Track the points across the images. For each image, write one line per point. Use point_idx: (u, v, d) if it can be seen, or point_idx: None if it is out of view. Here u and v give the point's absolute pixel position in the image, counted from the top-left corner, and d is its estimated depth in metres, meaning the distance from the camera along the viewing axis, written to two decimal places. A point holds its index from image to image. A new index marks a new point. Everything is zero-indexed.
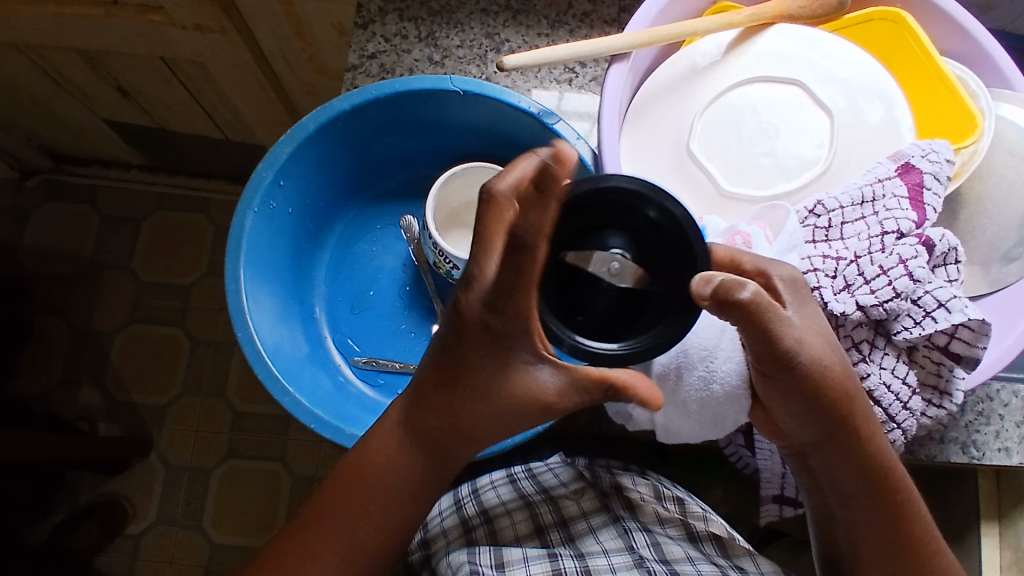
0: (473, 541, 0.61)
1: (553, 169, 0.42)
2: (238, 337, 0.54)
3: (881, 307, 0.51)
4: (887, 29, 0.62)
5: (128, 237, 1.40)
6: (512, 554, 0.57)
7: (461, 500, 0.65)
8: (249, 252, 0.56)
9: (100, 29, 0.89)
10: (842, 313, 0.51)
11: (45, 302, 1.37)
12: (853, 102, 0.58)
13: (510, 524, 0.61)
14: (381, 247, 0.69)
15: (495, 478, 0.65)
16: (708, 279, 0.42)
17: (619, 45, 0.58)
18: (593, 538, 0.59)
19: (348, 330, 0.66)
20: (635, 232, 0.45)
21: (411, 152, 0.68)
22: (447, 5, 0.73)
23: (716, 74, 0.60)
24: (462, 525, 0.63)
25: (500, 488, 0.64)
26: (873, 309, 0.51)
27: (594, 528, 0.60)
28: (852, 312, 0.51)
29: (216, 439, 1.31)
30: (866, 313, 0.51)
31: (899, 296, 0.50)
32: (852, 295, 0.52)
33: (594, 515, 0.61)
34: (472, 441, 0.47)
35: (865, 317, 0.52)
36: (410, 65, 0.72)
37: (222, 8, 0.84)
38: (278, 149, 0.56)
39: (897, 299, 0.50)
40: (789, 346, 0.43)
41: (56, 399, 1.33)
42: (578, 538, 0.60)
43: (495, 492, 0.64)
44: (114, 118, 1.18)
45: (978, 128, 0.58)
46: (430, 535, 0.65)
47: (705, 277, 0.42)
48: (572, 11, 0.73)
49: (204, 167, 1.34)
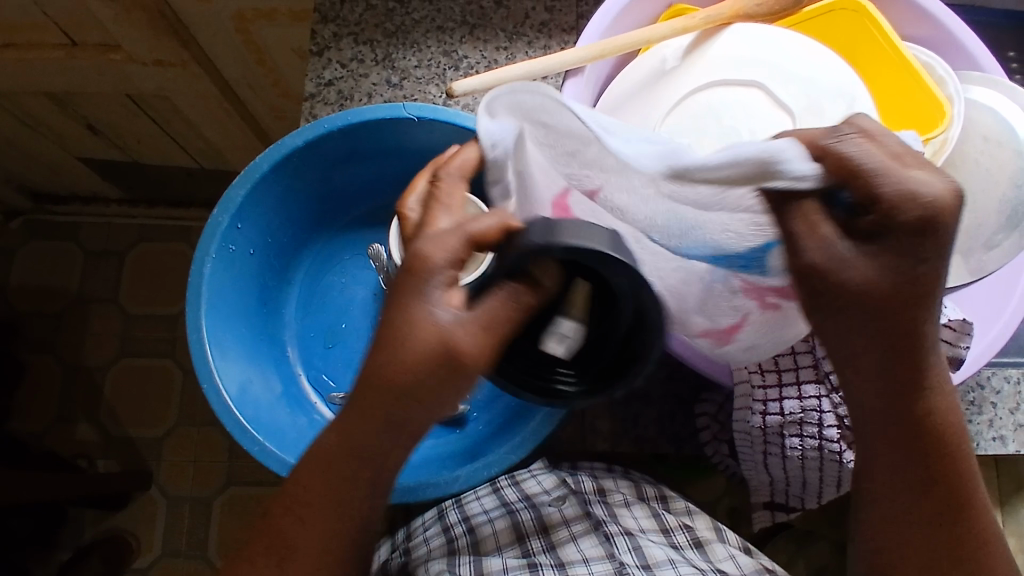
0: (455, 551, 0.60)
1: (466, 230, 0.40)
2: (204, 388, 0.53)
3: None
4: (848, 19, 0.61)
5: (114, 272, 1.39)
6: (492, 566, 0.56)
7: (447, 510, 0.65)
8: (211, 298, 0.55)
9: (62, 70, 0.88)
10: None
11: (35, 343, 1.37)
12: (813, 97, 0.56)
13: (491, 533, 0.60)
14: (349, 278, 0.68)
15: (479, 489, 0.65)
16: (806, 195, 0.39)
17: (574, 60, 0.57)
18: (574, 545, 0.58)
19: (323, 365, 0.65)
20: (599, 297, 0.45)
21: (374, 181, 0.66)
22: (403, 25, 0.72)
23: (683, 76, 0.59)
24: (446, 532, 0.62)
25: (483, 497, 0.64)
26: None
27: (575, 534, 0.59)
28: None
29: (213, 468, 1.30)
30: None
31: None
32: None
33: (575, 521, 0.60)
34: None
35: None
36: (368, 89, 0.71)
37: (180, 42, 0.83)
38: (232, 192, 0.55)
39: None
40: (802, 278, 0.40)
41: (53, 438, 1.32)
42: (559, 545, 0.59)
43: (478, 502, 0.64)
44: (88, 155, 1.17)
45: (946, 117, 0.56)
46: (414, 543, 0.64)
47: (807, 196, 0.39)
48: (529, 22, 0.72)
49: (183, 195, 1.33)
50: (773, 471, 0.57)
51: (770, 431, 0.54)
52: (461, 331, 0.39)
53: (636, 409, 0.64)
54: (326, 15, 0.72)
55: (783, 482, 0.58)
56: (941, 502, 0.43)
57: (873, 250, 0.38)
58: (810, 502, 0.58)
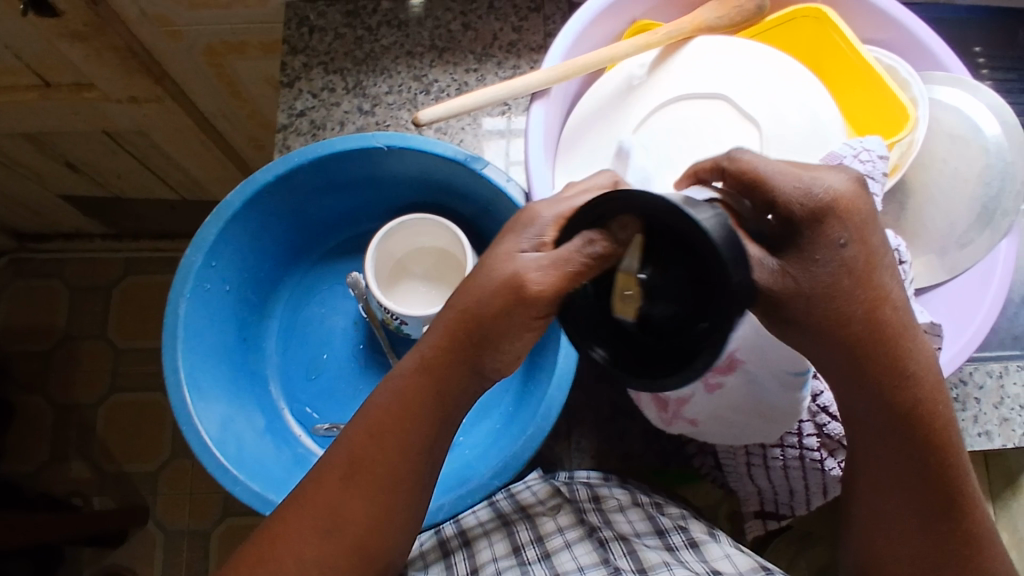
0: (451, 567, 0.58)
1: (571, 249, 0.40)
2: (182, 429, 0.53)
3: None
4: (809, 27, 0.61)
5: (101, 307, 1.38)
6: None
7: (440, 525, 0.62)
8: (187, 337, 0.55)
9: (39, 111, 0.88)
10: None
11: (25, 383, 1.36)
12: (775, 106, 0.57)
13: (487, 545, 0.59)
14: (329, 308, 0.68)
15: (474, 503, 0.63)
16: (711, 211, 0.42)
17: (539, 82, 0.57)
18: (568, 553, 0.57)
19: (305, 398, 0.65)
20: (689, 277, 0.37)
21: (350, 210, 0.67)
22: (372, 52, 0.72)
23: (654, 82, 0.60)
24: (440, 548, 0.60)
25: (478, 509, 0.61)
26: None
27: (569, 541, 0.57)
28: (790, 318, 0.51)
29: (208, 501, 1.29)
30: None
31: None
32: None
33: (569, 529, 0.58)
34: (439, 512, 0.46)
35: None
36: (340, 117, 0.71)
37: (154, 79, 0.83)
38: (205, 231, 0.55)
39: None
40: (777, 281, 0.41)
41: (47, 478, 1.31)
42: (553, 553, 0.57)
43: (473, 514, 0.61)
44: (70, 193, 1.17)
45: (910, 119, 0.57)
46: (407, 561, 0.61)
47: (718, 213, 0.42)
48: (498, 43, 0.73)
49: (168, 227, 1.34)
50: (760, 482, 0.57)
51: (750, 443, 0.55)
52: (533, 266, 0.41)
53: (621, 426, 0.65)
54: (295, 46, 0.72)
55: (770, 492, 0.58)
56: (927, 495, 0.45)
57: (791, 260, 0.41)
58: (800, 508, 0.58)
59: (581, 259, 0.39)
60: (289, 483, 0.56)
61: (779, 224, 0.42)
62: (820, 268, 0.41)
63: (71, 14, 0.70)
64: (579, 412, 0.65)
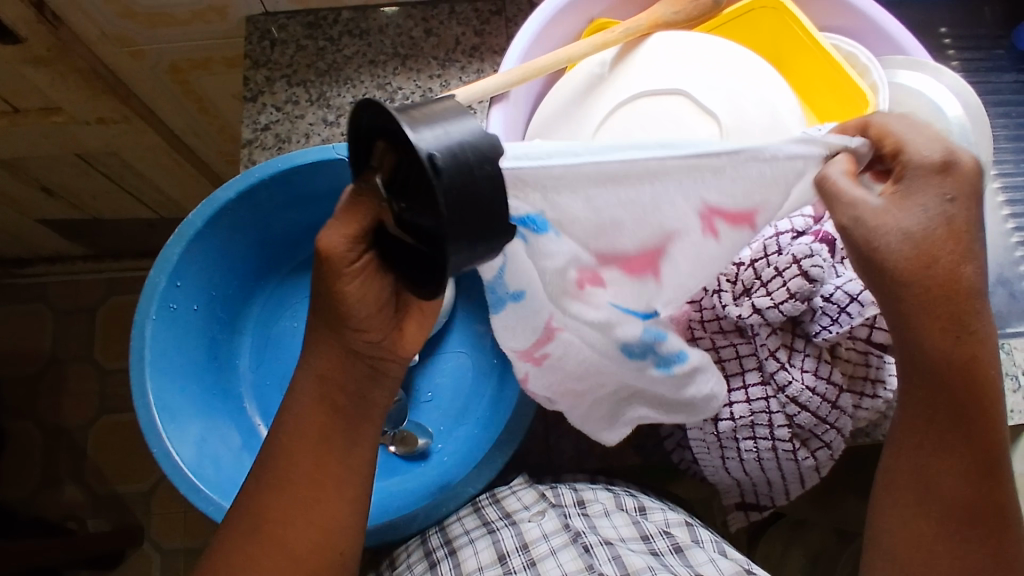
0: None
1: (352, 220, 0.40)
2: (156, 455, 0.52)
3: (778, 310, 0.49)
4: (768, 17, 0.62)
5: (86, 329, 1.38)
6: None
7: (426, 533, 0.62)
8: (154, 358, 0.55)
9: (7, 136, 0.88)
10: (742, 317, 0.51)
11: (13, 409, 1.35)
12: (734, 98, 0.56)
13: (472, 553, 0.58)
14: (302, 321, 0.67)
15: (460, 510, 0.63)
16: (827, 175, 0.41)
17: (496, 88, 0.56)
18: (554, 560, 0.57)
19: (282, 412, 0.65)
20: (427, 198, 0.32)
21: (319, 221, 0.67)
22: (335, 62, 0.72)
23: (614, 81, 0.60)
24: (427, 558, 0.60)
25: (463, 516, 0.61)
26: (770, 311, 0.49)
27: (554, 548, 0.57)
28: (750, 315, 0.51)
29: (202, 520, 1.28)
30: (766, 316, 0.50)
31: (796, 297, 0.48)
32: (751, 298, 0.50)
33: (554, 535, 0.58)
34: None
35: (769, 321, 0.50)
36: (305, 129, 0.71)
37: (119, 98, 0.83)
38: (168, 252, 0.54)
39: (794, 300, 0.49)
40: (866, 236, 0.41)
41: (40, 503, 1.31)
42: (539, 561, 0.57)
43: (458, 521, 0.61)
44: (47, 217, 1.16)
45: (869, 105, 0.57)
46: (394, 570, 0.61)
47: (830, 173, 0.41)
48: (461, 48, 0.72)
49: (150, 246, 1.33)
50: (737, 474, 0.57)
51: (724, 435, 0.55)
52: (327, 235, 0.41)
53: None
54: (257, 60, 0.72)
55: (748, 484, 0.58)
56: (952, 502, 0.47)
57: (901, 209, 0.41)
58: (779, 499, 0.58)
59: (363, 199, 0.40)
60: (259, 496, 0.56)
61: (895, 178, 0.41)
62: (923, 211, 0.40)
63: (29, 38, 0.70)
64: (557, 413, 0.65)
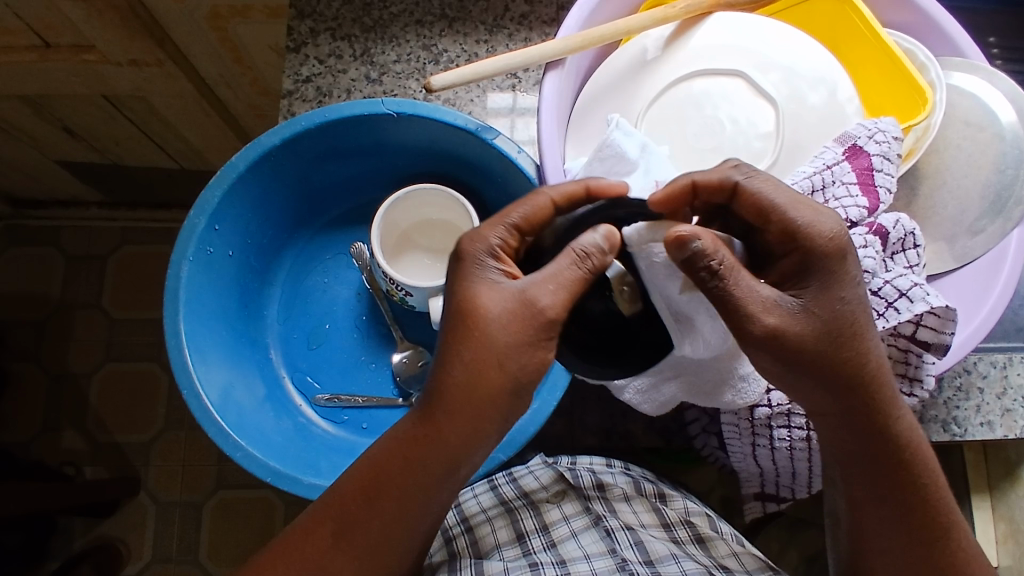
0: (454, 553, 0.59)
1: (583, 246, 0.43)
2: (184, 394, 0.52)
3: None
4: (827, 7, 0.60)
5: (96, 276, 1.37)
6: (492, 567, 0.55)
7: (442, 512, 0.63)
8: (188, 301, 0.54)
9: (38, 73, 0.86)
10: None
11: (18, 350, 1.35)
12: (793, 84, 0.56)
13: (490, 532, 0.59)
14: (332, 278, 0.67)
15: (476, 487, 0.63)
16: (681, 241, 0.41)
17: (553, 52, 0.56)
18: (575, 542, 0.56)
19: (307, 367, 0.65)
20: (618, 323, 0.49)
21: (356, 178, 0.66)
22: (381, 19, 0.71)
23: (670, 57, 0.58)
24: (444, 536, 0.61)
25: (481, 495, 0.62)
26: None
27: (575, 531, 0.57)
28: None
29: (203, 474, 1.28)
30: None
31: None
32: None
33: (575, 517, 0.58)
34: (444, 478, 0.45)
35: None
36: (347, 85, 0.70)
37: (155, 42, 0.82)
38: (208, 193, 0.54)
39: None
40: (768, 332, 0.41)
41: (39, 448, 1.31)
42: (559, 543, 0.57)
43: (476, 500, 0.62)
44: (66, 158, 1.14)
45: (927, 104, 0.56)
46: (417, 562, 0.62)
47: (680, 239, 0.41)
48: (509, 15, 0.71)
49: (166, 197, 1.32)
50: (762, 462, 0.57)
51: (758, 422, 0.55)
52: (539, 285, 0.43)
53: (625, 405, 0.64)
54: (302, 10, 0.70)
55: (772, 471, 0.58)
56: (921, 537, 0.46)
57: (812, 311, 0.42)
58: (800, 492, 0.58)
59: (580, 268, 0.43)
60: (298, 456, 0.55)
61: (797, 262, 0.43)
62: (841, 307, 0.42)
63: None
64: (582, 390, 0.65)
